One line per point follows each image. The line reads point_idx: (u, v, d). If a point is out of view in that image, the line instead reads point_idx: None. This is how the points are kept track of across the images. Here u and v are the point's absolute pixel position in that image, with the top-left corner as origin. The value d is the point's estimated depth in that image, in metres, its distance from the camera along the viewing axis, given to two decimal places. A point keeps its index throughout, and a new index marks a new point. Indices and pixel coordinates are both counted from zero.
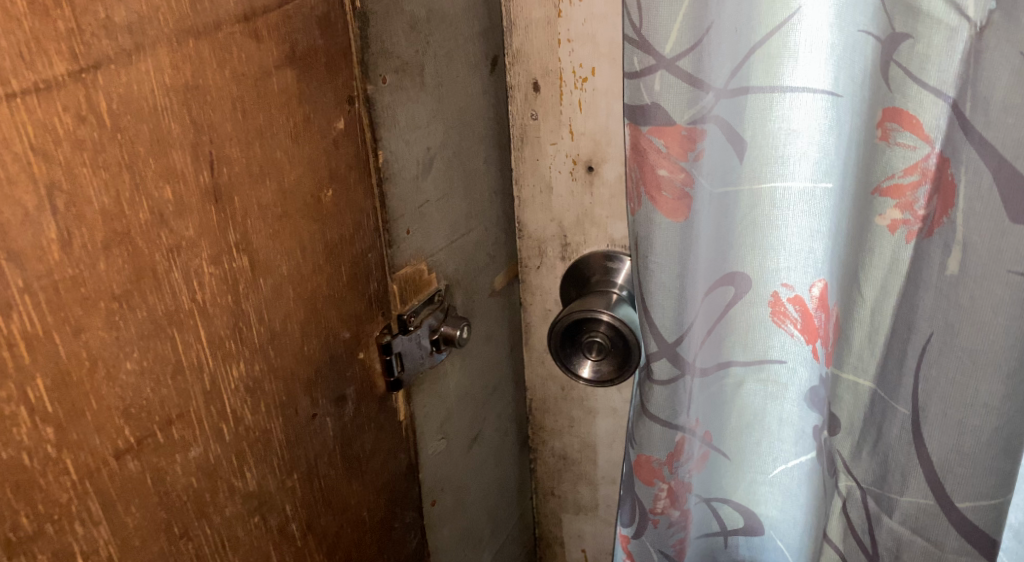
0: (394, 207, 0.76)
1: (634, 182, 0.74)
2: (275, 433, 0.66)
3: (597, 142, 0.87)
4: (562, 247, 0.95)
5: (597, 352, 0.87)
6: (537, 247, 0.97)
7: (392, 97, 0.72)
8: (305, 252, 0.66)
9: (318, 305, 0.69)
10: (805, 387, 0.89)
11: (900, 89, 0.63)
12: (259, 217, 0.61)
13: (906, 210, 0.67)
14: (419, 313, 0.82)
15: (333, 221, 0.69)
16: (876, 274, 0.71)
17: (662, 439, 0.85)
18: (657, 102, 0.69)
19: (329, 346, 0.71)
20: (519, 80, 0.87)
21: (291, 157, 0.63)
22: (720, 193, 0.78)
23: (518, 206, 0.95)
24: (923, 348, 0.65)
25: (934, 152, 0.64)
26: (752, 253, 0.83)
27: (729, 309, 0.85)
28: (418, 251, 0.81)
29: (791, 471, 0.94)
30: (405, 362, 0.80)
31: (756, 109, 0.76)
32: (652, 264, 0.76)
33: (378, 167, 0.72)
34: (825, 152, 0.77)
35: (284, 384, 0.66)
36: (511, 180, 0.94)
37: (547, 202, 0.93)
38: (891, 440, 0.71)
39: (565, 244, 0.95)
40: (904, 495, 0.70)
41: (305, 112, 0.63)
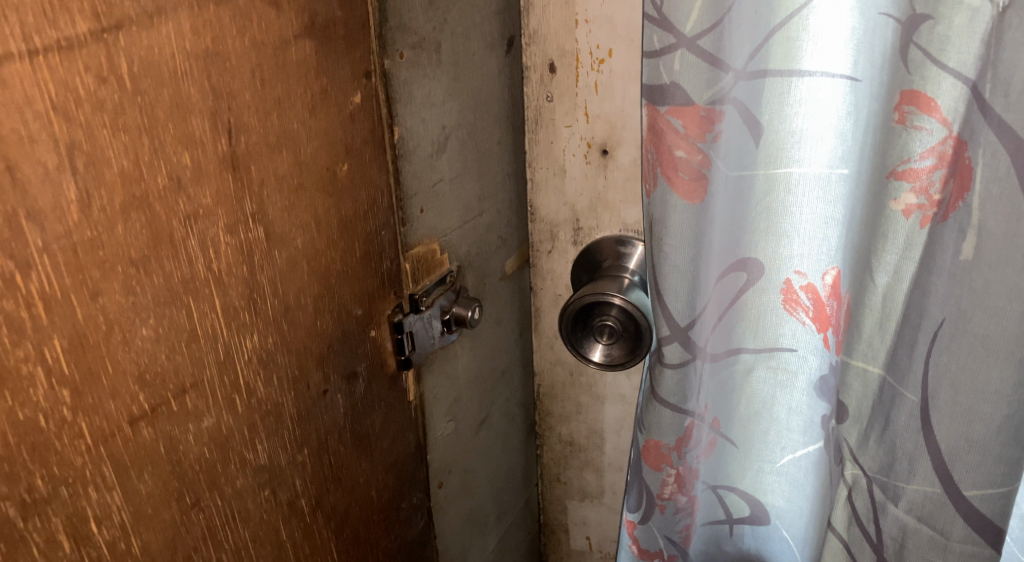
0: (408, 185, 0.75)
1: (649, 163, 0.74)
2: (286, 406, 0.66)
3: (611, 126, 0.86)
4: (574, 231, 0.95)
5: (609, 335, 0.87)
6: (549, 231, 0.97)
7: (408, 73, 0.72)
8: (320, 226, 0.66)
9: (332, 281, 0.69)
10: (815, 374, 0.88)
11: (919, 69, 0.63)
12: (275, 188, 0.61)
13: (921, 194, 0.66)
14: (431, 293, 0.82)
15: (348, 196, 0.68)
16: (889, 259, 0.70)
17: (672, 424, 0.85)
18: (676, 81, 0.69)
19: (341, 322, 0.71)
20: (535, 61, 0.87)
21: (308, 128, 0.62)
22: (733, 176, 0.77)
23: (531, 189, 0.95)
24: (934, 333, 0.66)
25: (951, 134, 0.63)
26: (765, 239, 0.82)
27: (741, 295, 0.85)
28: (431, 231, 0.81)
29: (798, 460, 0.94)
30: (416, 342, 0.80)
31: (773, 93, 0.75)
32: (666, 246, 0.76)
33: (393, 143, 0.72)
34: (841, 138, 0.76)
35: (296, 359, 0.66)
36: (523, 162, 0.93)
37: (560, 186, 0.93)
38: (898, 427, 0.71)
39: (577, 228, 0.95)
40: (911, 483, 0.70)
41: (322, 85, 0.63)
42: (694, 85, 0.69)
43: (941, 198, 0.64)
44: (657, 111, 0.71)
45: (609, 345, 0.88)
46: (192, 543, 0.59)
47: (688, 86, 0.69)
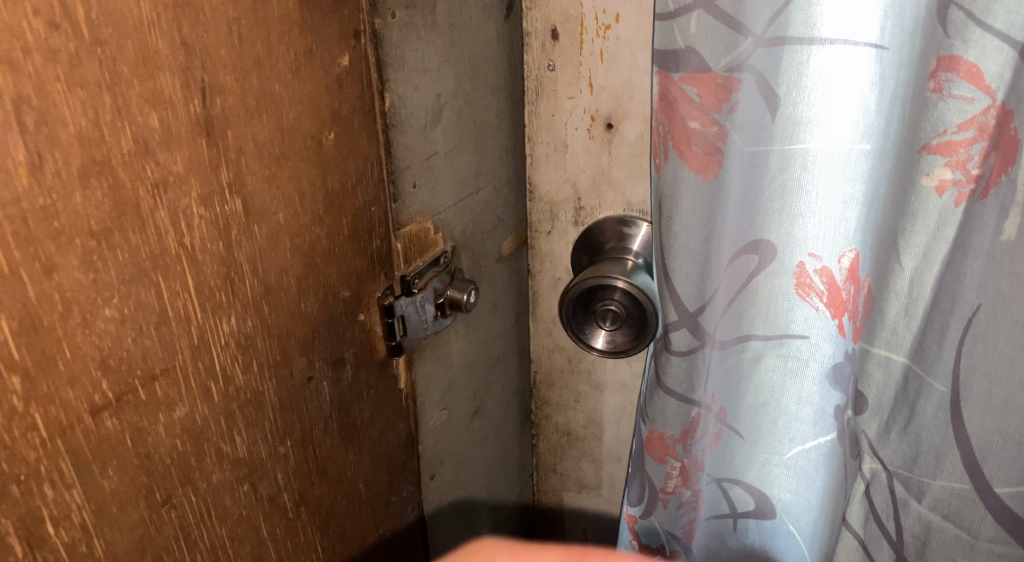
0: (401, 157, 0.70)
1: (661, 136, 0.70)
2: (268, 394, 0.61)
3: (618, 97, 0.81)
4: (575, 211, 0.90)
5: (612, 321, 0.82)
6: (549, 210, 0.91)
7: (401, 34, 0.66)
8: (304, 200, 0.61)
9: (317, 259, 0.64)
10: (828, 363, 0.84)
11: (960, 32, 0.58)
12: (254, 156, 0.55)
13: (957, 168, 0.62)
14: (424, 275, 0.77)
15: (334, 168, 0.63)
16: (918, 240, 0.66)
17: (677, 415, 0.80)
18: (691, 46, 0.65)
19: (327, 304, 0.66)
20: (536, 27, 0.82)
21: (291, 92, 0.57)
22: (748, 151, 0.73)
23: (530, 165, 0.90)
24: (968, 319, 0.62)
25: (995, 103, 0.59)
26: (779, 219, 0.78)
27: (752, 279, 0.80)
28: (425, 207, 0.75)
29: (807, 452, 0.90)
30: (407, 326, 0.75)
31: (792, 62, 0.70)
32: (676, 225, 0.71)
33: (384, 111, 0.67)
34: (865, 111, 0.71)
35: (279, 344, 0.61)
36: (523, 136, 0.88)
37: (561, 162, 0.88)
38: (925, 420, 0.67)
39: (578, 208, 0.90)
40: (937, 479, 0.67)
41: (307, 44, 0.58)
42: (709, 51, 0.65)
43: (981, 172, 0.60)
44: (671, 80, 0.67)
45: (613, 329, 0.82)
46: (165, 543, 0.54)
47: (706, 52, 0.65)
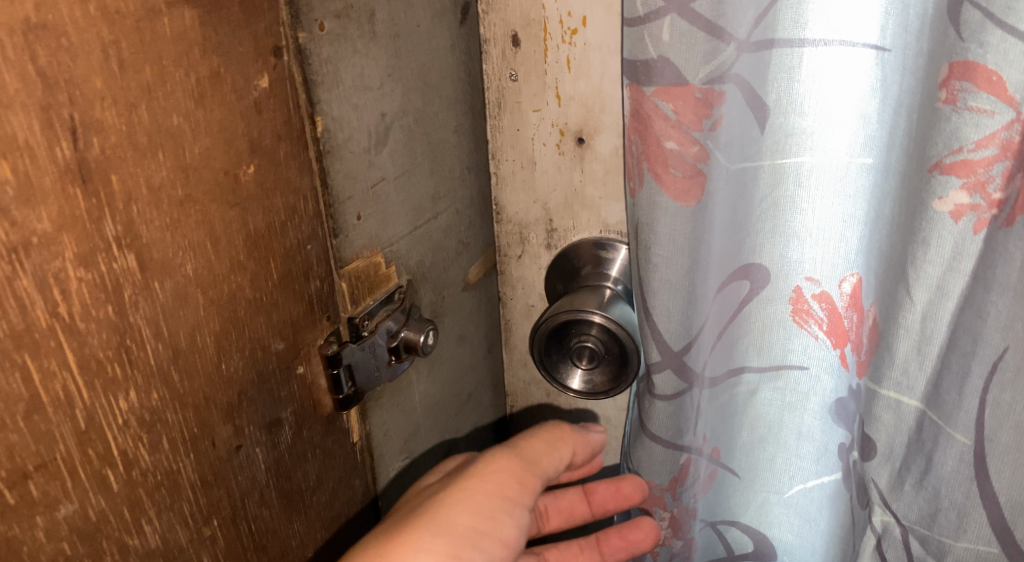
0: (341, 186, 0.61)
1: (635, 157, 0.61)
2: (185, 472, 0.53)
3: (588, 109, 0.73)
4: (547, 233, 0.82)
5: (588, 359, 0.74)
6: (518, 233, 0.83)
7: (333, 48, 0.57)
8: (220, 247, 0.52)
9: (240, 312, 0.55)
10: (830, 397, 0.75)
11: (976, 34, 0.50)
12: (150, 203, 0.47)
13: (976, 192, 0.53)
14: (375, 315, 0.68)
15: (257, 206, 0.55)
16: (930, 272, 0.57)
17: (663, 462, 0.72)
18: (664, 56, 0.57)
19: (256, 361, 0.57)
20: (495, 32, 0.73)
21: (195, 123, 0.48)
22: (733, 169, 0.64)
23: (496, 185, 0.82)
24: (994, 363, 0.54)
25: (1021, 117, 0.50)
26: (771, 241, 0.69)
27: (743, 307, 0.72)
28: (373, 240, 0.66)
29: (810, 492, 0.81)
30: (356, 376, 0.67)
31: (782, 68, 0.62)
32: (654, 256, 0.63)
33: (316, 137, 0.58)
34: (865, 121, 0.63)
35: (197, 413, 0.53)
36: (487, 154, 0.80)
37: (530, 180, 0.79)
38: (944, 474, 0.59)
39: (550, 230, 0.81)
40: (959, 541, 0.60)
41: (215, 65, 0.49)
42: (685, 61, 0.57)
43: (1005, 197, 0.52)
44: (643, 95, 0.59)
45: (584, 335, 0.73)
46: None
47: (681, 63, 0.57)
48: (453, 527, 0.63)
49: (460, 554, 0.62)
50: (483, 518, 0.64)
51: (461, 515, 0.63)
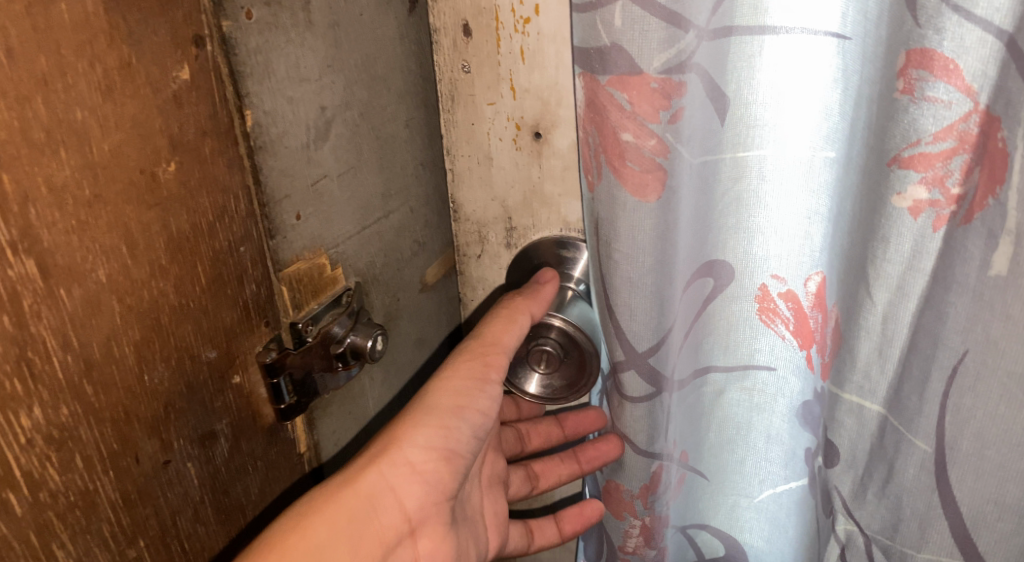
0: (276, 184, 0.58)
1: (593, 150, 0.59)
2: (103, 493, 0.49)
3: (544, 103, 0.69)
4: (506, 231, 0.78)
5: (547, 363, 0.72)
6: (477, 232, 0.80)
7: (263, 37, 0.54)
8: (137, 252, 0.49)
9: (165, 320, 0.52)
10: (798, 399, 0.72)
11: (932, 20, 0.47)
12: (51, 204, 0.43)
13: (935, 186, 0.50)
14: (319, 320, 0.65)
15: (180, 206, 0.51)
16: (890, 272, 0.54)
17: (639, 469, 0.69)
18: (617, 44, 0.54)
19: (184, 371, 0.54)
20: (445, 22, 0.70)
21: (103, 118, 0.45)
22: (697, 164, 0.61)
23: (451, 182, 0.79)
24: (952, 368, 0.52)
25: (978, 108, 0.48)
26: (735, 237, 0.66)
27: (707, 305, 0.69)
28: (316, 240, 0.63)
29: (779, 496, 0.78)
30: (299, 385, 0.63)
31: (743, 57, 0.59)
32: (616, 254, 0.60)
33: (246, 132, 0.54)
34: (828, 113, 0.60)
35: (116, 428, 0.50)
36: (442, 149, 0.77)
37: (487, 176, 0.76)
38: (906, 482, 0.57)
39: (509, 228, 0.78)
40: (921, 551, 0.57)
41: (126, 56, 0.46)
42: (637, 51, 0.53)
43: (963, 193, 0.49)
44: (598, 87, 0.56)
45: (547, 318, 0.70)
46: None
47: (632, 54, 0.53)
48: (437, 406, 0.64)
49: (448, 426, 0.64)
50: (467, 398, 0.65)
51: (444, 396, 0.64)
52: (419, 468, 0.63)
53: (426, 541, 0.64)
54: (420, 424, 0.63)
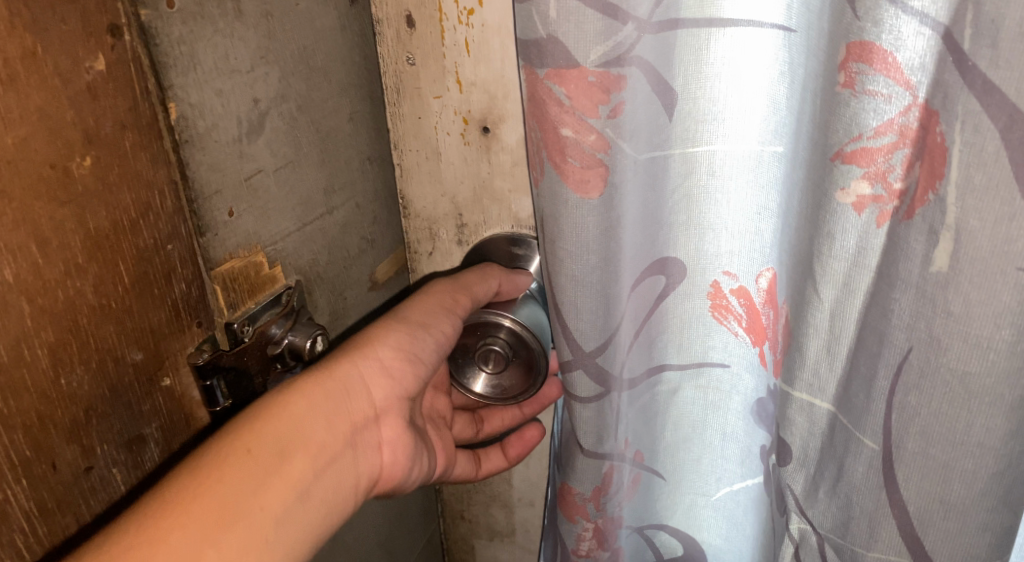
0: (205, 180, 0.56)
1: (535, 144, 0.56)
2: (15, 502, 0.48)
3: (491, 96, 0.68)
4: (457, 229, 0.77)
5: (495, 362, 0.70)
6: (427, 228, 0.78)
7: (187, 27, 0.52)
8: (50, 250, 0.47)
9: (83, 321, 0.50)
10: (752, 397, 0.70)
11: (870, 12, 0.46)
12: None
13: (877, 181, 0.50)
14: (258, 320, 0.63)
15: (97, 202, 0.49)
16: (836, 268, 0.54)
17: (590, 471, 0.67)
18: (553, 36, 0.51)
19: (106, 374, 0.52)
20: (388, 13, 0.68)
21: (6, 109, 0.43)
22: (644, 159, 0.59)
23: (400, 177, 0.76)
24: (898, 365, 0.50)
25: (918, 101, 0.47)
26: (685, 234, 0.64)
27: (661, 304, 0.67)
28: (250, 238, 0.61)
29: (736, 495, 0.76)
30: (235, 387, 0.61)
31: (688, 51, 0.57)
32: (560, 251, 0.57)
33: (170, 126, 0.52)
34: (775, 107, 0.58)
35: (30, 434, 0.48)
36: (389, 143, 0.75)
37: (436, 172, 0.74)
38: (854, 481, 0.56)
39: (461, 225, 0.77)
40: (871, 551, 0.55)
41: (32, 44, 0.44)
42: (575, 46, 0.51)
43: (905, 187, 0.49)
44: (535, 81, 0.53)
45: (478, 312, 0.69)
46: None
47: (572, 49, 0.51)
48: (407, 318, 0.65)
49: (417, 339, 0.65)
50: (433, 316, 0.66)
51: (415, 311, 0.66)
52: (390, 368, 0.64)
53: (393, 429, 0.64)
54: (389, 329, 0.65)
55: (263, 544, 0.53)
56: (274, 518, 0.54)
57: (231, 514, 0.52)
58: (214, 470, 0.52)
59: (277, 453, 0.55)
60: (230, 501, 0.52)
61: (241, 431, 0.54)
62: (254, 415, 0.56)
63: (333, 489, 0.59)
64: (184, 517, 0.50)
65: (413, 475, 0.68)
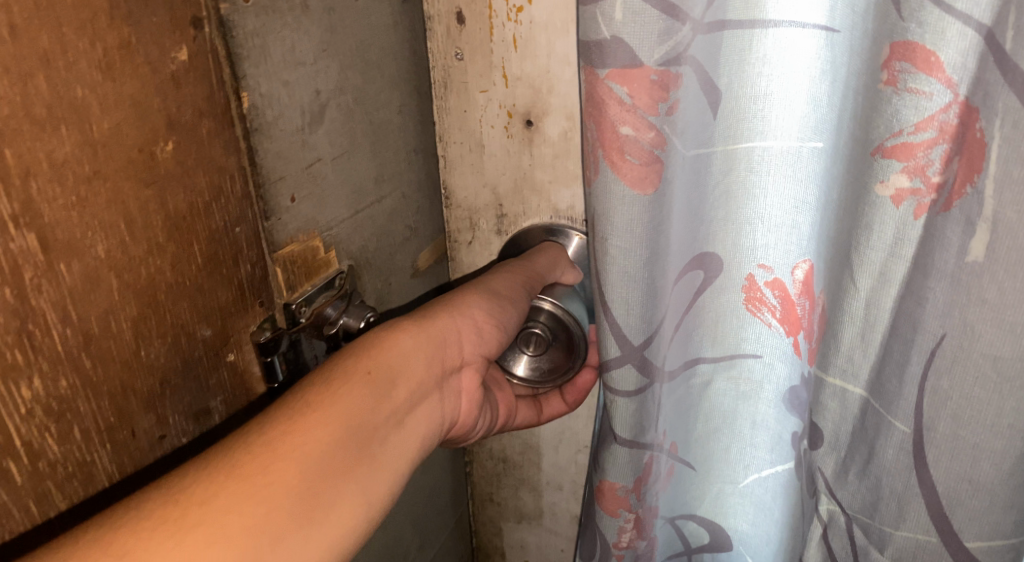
0: (271, 166, 0.59)
1: (589, 144, 0.58)
2: (100, 464, 0.51)
3: (535, 91, 0.71)
4: (496, 219, 0.80)
5: (536, 345, 0.75)
6: (468, 218, 0.81)
7: (259, 21, 0.55)
8: (135, 228, 0.50)
9: (161, 296, 0.53)
10: (784, 386, 0.73)
11: (915, 13, 0.50)
12: (51, 179, 0.44)
13: (916, 175, 0.53)
14: (313, 301, 0.66)
15: (177, 184, 0.52)
16: (873, 258, 0.57)
17: (629, 463, 0.69)
18: (617, 36, 0.53)
19: (179, 348, 0.55)
20: (439, 9, 0.72)
21: (102, 96, 0.46)
22: (690, 156, 0.61)
23: (444, 169, 0.80)
24: (932, 350, 0.53)
25: (958, 99, 0.50)
26: (724, 228, 0.67)
27: (699, 297, 0.70)
28: (309, 223, 0.64)
29: (765, 481, 0.78)
30: (292, 363, 0.65)
31: (733, 50, 0.59)
32: (613, 242, 0.59)
33: (242, 114, 0.55)
34: (815, 104, 0.60)
35: (113, 402, 0.51)
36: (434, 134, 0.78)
37: (478, 163, 0.78)
38: (886, 463, 0.58)
39: (500, 215, 0.80)
40: (900, 529, 0.58)
41: (124, 36, 0.47)
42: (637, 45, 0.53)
43: (943, 180, 0.52)
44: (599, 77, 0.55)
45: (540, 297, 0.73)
46: None
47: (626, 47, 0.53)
48: (498, 288, 0.69)
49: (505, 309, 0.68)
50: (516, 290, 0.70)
51: (503, 282, 0.69)
52: (482, 327, 0.67)
53: (472, 380, 0.67)
54: (476, 292, 0.67)
55: (376, 450, 0.56)
56: (384, 431, 0.57)
57: (351, 430, 0.55)
58: (334, 388, 0.55)
59: (387, 381, 0.59)
60: (353, 413, 0.55)
61: (356, 355, 0.58)
62: (361, 346, 0.59)
63: (423, 423, 0.62)
64: (320, 417, 0.53)
65: (479, 426, 0.71)
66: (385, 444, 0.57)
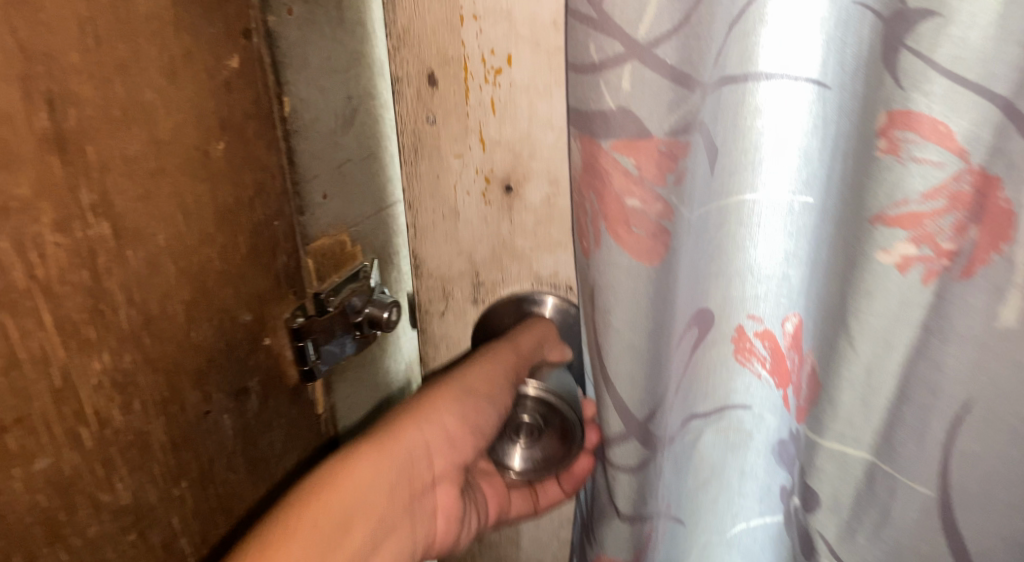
0: (307, 165, 0.64)
1: (590, 218, 0.55)
2: (155, 435, 0.55)
3: (516, 155, 0.68)
4: (473, 287, 0.76)
5: (527, 438, 0.67)
6: (440, 287, 0.77)
7: (299, 33, 0.60)
8: (190, 220, 0.55)
9: (209, 283, 0.57)
10: (774, 436, 0.66)
11: (914, 84, 0.48)
12: (124, 173, 0.49)
13: (925, 242, 0.50)
14: (340, 292, 0.71)
15: (226, 180, 0.57)
16: (876, 324, 0.53)
17: (625, 539, 0.63)
18: (622, 107, 0.50)
19: (224, 331, 0.60)
20: (408, 69, 0.68)
21: (167, 98, 0.51)
22: (695, 218, 0.56)
23: (415, 237, 0.75)
24: (955, 416, 0.51)
25: (970, 167, 0.48)
26: (714, 283, 0.60)
27: (697, 351, 0.61)
28: (337, 219, 0.69)
29: (754, 530, 0.69)
30: (321, 348, 0.69)
31: (727, 111, 0.54)
32: (620, 316, 0.55)
33: (283, 117, 0.61)
34: (805, 161, 0.56)
35: (166, 378, 0.55)
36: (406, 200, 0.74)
37: (451, 231, 0.74)
38: (898, 521, 0.55)
39: (477, 284, 0.76)
40: None
41: (186, 45, 0.52)
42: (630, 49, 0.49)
43: (957, 248, 0.49)
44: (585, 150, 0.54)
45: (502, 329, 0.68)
46: None
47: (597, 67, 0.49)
48: (478, 376, 0.64)
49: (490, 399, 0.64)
50: (499, 376, 0.65)
51: (479, 376, 0.64)
52: (461, 424, 0.62)
53: (448, 495, 0.62)
54: (450, 387, 0.63)
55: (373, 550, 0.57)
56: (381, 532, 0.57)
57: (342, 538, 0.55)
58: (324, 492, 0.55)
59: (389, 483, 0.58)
60: (342, 516, 0.55)
61: (387, 437, 0.59)
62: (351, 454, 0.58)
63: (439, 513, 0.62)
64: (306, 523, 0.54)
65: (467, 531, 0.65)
66: (394, 533, 0.58)
